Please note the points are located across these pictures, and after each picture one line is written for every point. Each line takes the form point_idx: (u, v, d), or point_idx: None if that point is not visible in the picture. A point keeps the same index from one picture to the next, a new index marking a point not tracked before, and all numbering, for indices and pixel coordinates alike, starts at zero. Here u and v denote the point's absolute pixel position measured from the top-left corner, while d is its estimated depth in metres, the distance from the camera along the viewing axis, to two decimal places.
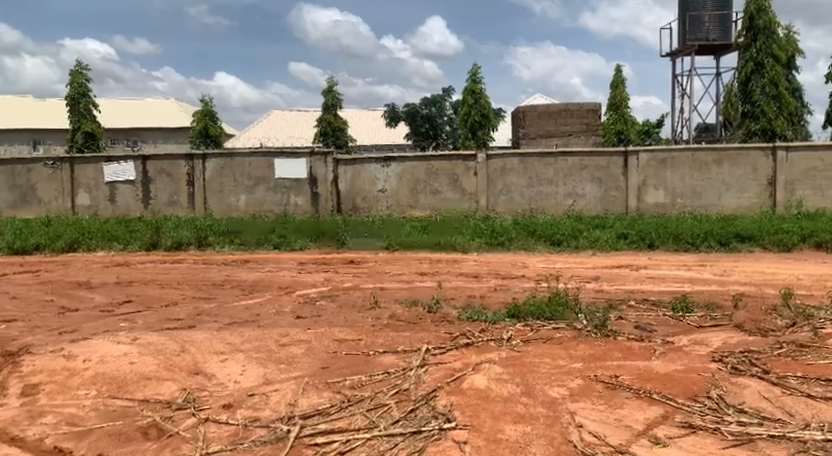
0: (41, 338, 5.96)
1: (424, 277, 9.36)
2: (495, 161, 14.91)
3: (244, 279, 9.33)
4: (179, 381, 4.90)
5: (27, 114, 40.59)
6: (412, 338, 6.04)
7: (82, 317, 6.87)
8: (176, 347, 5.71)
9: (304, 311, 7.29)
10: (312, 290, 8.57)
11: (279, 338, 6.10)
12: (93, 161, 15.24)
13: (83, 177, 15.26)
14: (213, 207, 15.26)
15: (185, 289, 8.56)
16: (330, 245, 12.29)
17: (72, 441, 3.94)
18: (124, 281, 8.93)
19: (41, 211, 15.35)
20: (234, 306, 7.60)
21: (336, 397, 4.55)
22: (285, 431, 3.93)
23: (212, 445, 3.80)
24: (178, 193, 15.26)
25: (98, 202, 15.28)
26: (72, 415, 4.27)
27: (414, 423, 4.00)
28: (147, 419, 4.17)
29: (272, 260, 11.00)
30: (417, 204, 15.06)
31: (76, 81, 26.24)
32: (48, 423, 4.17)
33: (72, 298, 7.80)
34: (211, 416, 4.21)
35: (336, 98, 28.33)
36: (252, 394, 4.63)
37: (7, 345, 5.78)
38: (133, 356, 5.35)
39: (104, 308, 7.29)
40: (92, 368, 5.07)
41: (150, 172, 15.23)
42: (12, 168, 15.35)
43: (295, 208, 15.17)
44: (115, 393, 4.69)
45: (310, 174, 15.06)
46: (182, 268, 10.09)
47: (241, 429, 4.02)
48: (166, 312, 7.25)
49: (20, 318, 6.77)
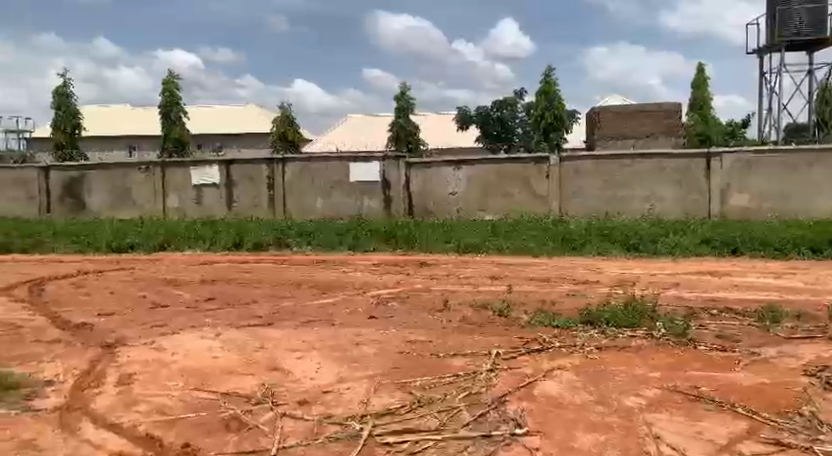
0: (134, 332, 6.35)
1: (495, 280, 9.34)
2: (569, 163, 14.66)
3: (319, 279, 9.61)
4: (258, 377, 5.12)
5: (121, 122, 43.16)
6: (483, 342, 6.05)
7: (171, 312, 7.29)
8: (256, 343, 5.97)
9: (377, 312, 7.43)
10: (384, 291, 8.71)
11: (353, 337, 6.25)
12: (182, 166, 16.04)
13: (174, 180, 16.08)
14: (291, 210, 15.76)
15: (264, 287, 8.91)
16: (401, 247, 12.44)
17: (162, 428, 4.16)
18: (208, 279, 9.39)
19: (136, 213, 16.22)
20: (309, 305, 7.83)
21: (407, 397, 4.63)
22: (357, 429, 4.04)
23: (289, 439, 3.95)
24: (259, 196, 15.84)
25: (186, 204, 16.06)
26: (163, 405, 4.54)
27: (485, 427, 4.02)
28: (229, 412, 4.37)
29: (345, 261, 11.26)
30: (488, 207, 15.00)
31: (169, 90, 27.87)
32: (139, 411, 4.42)
33: (162, 294, 8.28)
34: (288, 412, 4.37)
35: (409, 102, 28.89)
36: (327, 392, 4.78)
37: (105, 336, 6.20)
38: (216, 352, 5.64)
39: (190, 305, 7.70)
40: (180, 362, 5.37)
41: (234, 175, 15.90)
42: (110, 172, 16.29)
43: (368, 210, 15.48)
44: (200, 385, 4.94)
45: (382, 177, 15.35)
46: (262, 268, 10.49)
47: (316, 425, 4.16)
48: (247, 309, 7.58)
49: (116, 311, 7.25)
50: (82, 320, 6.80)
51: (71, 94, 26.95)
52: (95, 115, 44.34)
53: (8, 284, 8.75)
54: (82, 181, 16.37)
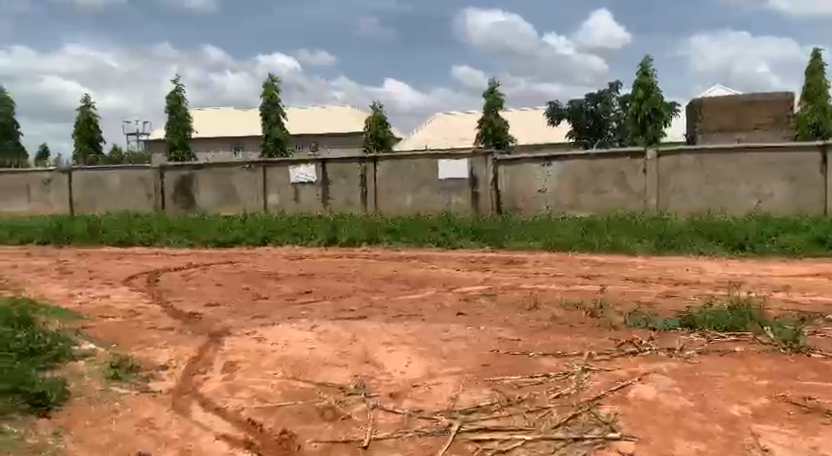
0: (237, 322, 6.73)
1: (587, 280, 9.13)
2: (667, 158, 14.06)
3: (409, 274, 9.76)
4: (351, 368, 5.28)
5: (225, 124, 45.54)
6: (575, 342, 5.94)
7: (271, 304, 7.66)
8: (349, 336, 6.16)
9: (465, 309, 7.46)
10: (473, 288, 8.73)
11: (442, 333, 6.32)
12: (281, 165, 16.74)
13: (274, 179, 16.79)
14: (383, 207, 16.06)
15: (356, 282, 9.16)
16: (489, 244, 12.40)
17: (262, 414, 4.38)
18: (305, 273, 9.77)
19: (239, 210, 17.03)
20: (399, 300, 7.99)
21: (496, 395, 4.63)
22: (446, 425, 4.09)
23: (380, 431, 4.04)
24: (353, 194, 16.26)
25: (285, 201, 16.72)
26: (263, 392, 4.78)
27: (576, 429, 3.96)
28: (324, 402, 4.54)
29: (434, 257, 11.36)
30: (580, 204, 14.64)
31: (269, 93, 29.29)
32: (242, 397, 4.69)
33: (262, 287, 8.71)
34: (380, 404, 4.48)
35: (498, 99, 28.53)
36: (417, 386, 4.87)
37: (212, 325, 6.61)
38: (311, 343, 5.87)
39: (288, 297, 8.05)
40: (279, 352, 5.63)
41: (329, 173, 16.41)
42: (216, 171, 17.19)
43: (456, 207, 15.51)
44: (297, 374, 5.16)
45: (471, 174, 15.34)
46: (354, 263, 10.80)
47: (406, 419, 4.24)
48: (340, 302, 7.84)
49: (221, 302, 7.70)
50: (191, 309, 7.28)
51: (182, 99, 28.76)
52: (201, 118, 47.02)
53: (128, 274, 9.50)
54: (191, 180, 17.34)
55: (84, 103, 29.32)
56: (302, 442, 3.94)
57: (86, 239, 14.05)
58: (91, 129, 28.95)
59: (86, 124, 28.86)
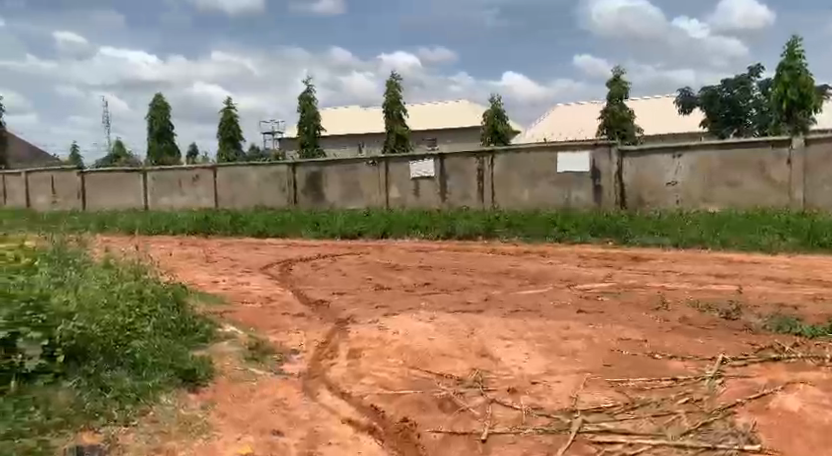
0: (361, 311, 6.98)
1: (721, 279, 8.55)
2: (817, 148, 12.74)
3: (529, 269, 9.65)
4: (469, 361, 5.32)
5: (350, 122, 47.29)
6: (706, 346, 5.60)
7: (392, 294, 7.88)
8: (467, 329, 6.20)
9: (586, 306, 7.26)
10: (595, 285, 8.47)
11: (562, 330, 6.19)
12: (402, 160, 17.10)
13: (395, 173, 17.19)
14: (501, 201, 15.95)
15: (474, 275, 9.19)
16: (612, 239, 11.97)
17: (384, 401, 4.52)
18: (424, 266, 9.94)
19: (362, 204, 17.61)
20: (518, 295, 7.91)
21: (619, 397, 4.47)
22: (566, 424, 4.01)
23: (499, 426, 4.05)
24: (471, 188, 16.28)
25: (405, 196, 17.09)
26: (385, 380, 4.94)
27: (708, 438, 3.74)
28: (443, 393, 4.61)
29: (555, 252, 11.15)
30: (714, 198, 13.73)
31: (392, 91, 29.99)
32: (365, 384, 4.86)
33: (384, 277, 8.98)
34: (498, 398, 4.49)
35: (621, 89, 27.29)
36: (536, 382, 4.82)
37: (338, 313, 6.93)
38: (431, 334, 5.97)
39: (408, 288, 8.24)
40: (399, 342, 5.79)
41: (447, 168, 16.55)
42: (342, 168, 17.87)
43: (577, 202, 15.08)
44: (417, 364, 5.27)
45: (593, 166, 14.81)
46: (473, 256, 10.85)
47: (524, 415, 4.21)
48: (459, 295, 7.91)
49: (346, 291, 8.04)
50: (319, 297, 7.68)
51: (313, 99, 30.14)
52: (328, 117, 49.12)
53: (264, 263, 10.16)
54: (320, 176, 18.15)
55: (225, 105, 31.60)
56: (422, 432, 4.02)
57: (229, 231, 15.24)
58: (231, 128, 31.14)
59: (227, 124, 31.06)
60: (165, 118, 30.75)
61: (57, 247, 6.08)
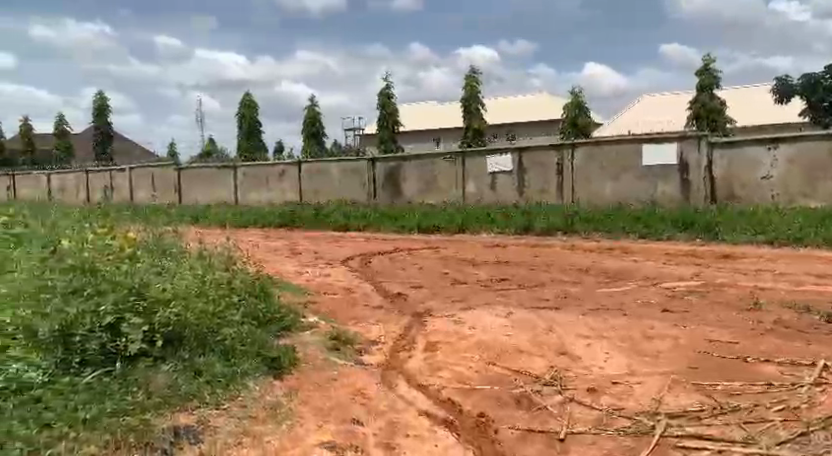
0: (438, 304, 7.02)
1: (821, 279, 8.01)
2: None
3: (610, 266, 9.39)
4: (547, 358, 5.25)
5: (429, 118, 47.50)
6: (803, 350, 5.27)
7: (469, 289, 7.87)
8: (545, 325, 6.11)
9: (671, 305, 6.99)
10: (681, 283, 8.14)
11: (645, 330, 6.00)
12: (480, 154, 17.01)
13: (472, 168, 17.13)
14: (581, 196, 15.59)
15: (553, 272, 9.04)
16: (700, 236, 11.46)
17: (461, 396, 4.52)
18: (502, 261, 9.86)
19: (440, 198, 17.64)
20: (599, 292, 7.72)
21: (706, 401, 4.29)
22: (649, 427, 3.89)
23: (578, 426, 3.97)
24: (550, 182, 16.00)
25: (482, 191, 17.00)
26: (462, 374, 4.95)
27: (806, 448, 3.52)
28: (520, 390, 4.57)
29: (638, 249, 10.79)
30: (814, 193, 12.87)
31: (470, 85, 29.85)
32: (442, 378, 4.88)
33: (461, 272, 8.98)
34: (577, 398, 4.41)
35: (712, 79, 26.06)
36: (617, 383, 4.69)
37: (415, 306, 7.00)
38: (508, 330, 5.93)
39: (485, 283, 8.21)
40: (476, 337, 5.79)
41: (525, 162, 16.34)
42: (420, 163, 17.97)
43: (662, 197, 14.53)
44: (494, 360, 5.24)
45: (681, 159, 14.20)
46: (552, 252, 10.67)
47: (604, 416, 4.11)
48: (537, 291, 7.80)
49: (424, 285, 8.11)
50: (397, 290, 7.78)
51: (392, 96, 30.45)
52: (407, 113, 49.53)
53: (345, 256, 10.40)
54: (399, 171, 18.32)
55: (308, 103, 32.46)
56: (499, 428, 3.99)
57: (313, 224, 15.69)
58: (314, 125, 31.98)
59: (310, 121, 31.90)
60: (252, 116, 31.97)
61: (155, 239, 6.45)
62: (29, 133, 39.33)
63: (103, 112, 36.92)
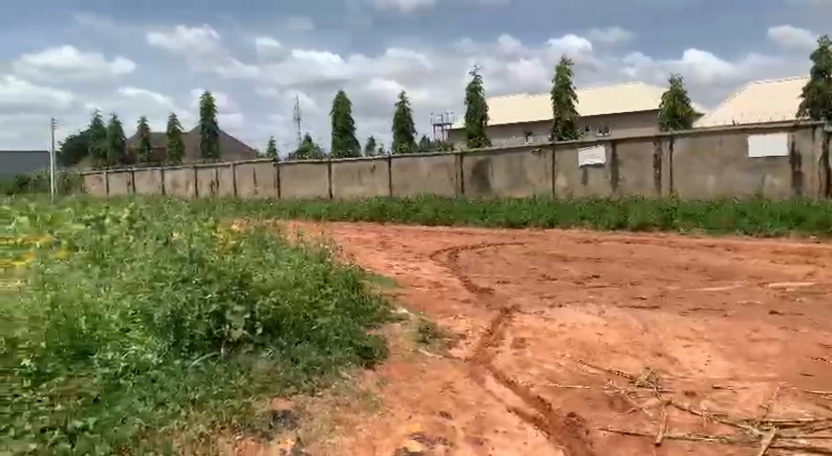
0: (528, 300, 6.94)
1: None
2: None
3: (711, 264, 8.93)
4: (642, 359, 5.07)
5: (519, 111, 46.88)
6: None
7: (559, 285, 7.73)
8: (640, 325, 5.90)
9: (779, 307, 6.56)
10: (791, 284, 7.61)
11: (750, 333, 5.66)
12: (571, 147, 16.60)
13: (563, 161, 16.74)
14: (679, 190, 14.89)
15: (649, 269, 8.70)
16: (814, 233, 10.66)
17: (551, 394, 4.45)
18: (594, 257, 9.60)
19: (529, 192, 17.38)
20: (699, 291, 7.36)
21: (820, 412, 3.99)
22: (755, 436, 3.67)
23: (676, 431, 3.81)
24: (646, 175, 15.39)
25: (573, 184, 16.59)
26: (552, 372, 4.87)
27: None
28: (613, 391, 4.44)
29: (743, 246, 10.18)
30: None
31: (562, 76, 29.16)
32: (531, 375, 4.82)
33: (552, 268, 8.83)
34: (675, 402, 4.23)
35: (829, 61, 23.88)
36: (718, 388, 4.46)
37: (504, 302, 6.96)
38: (600, 329, 5.78)
39: (576, 280, 8.03)
40: (567, 334, 5.68)
41: (619, 155, 15.80)
42: (509, 156, 17.77)
43: (770, 191, 13.63)
44: (585, 359, 5.12)
45: (792, 151, 13.26)
46: (648, 249, 10.27)
47: (705, 422, 3.92)
48: (631, 289, 7.55)
49: (513, 280, 8.04)
50: (486, 285, 7.76)
51: (481, 89, 30.30)
52: (497, 107, 49.08)
53: (433, 250, 10.48)
54: (488, 164, 18.20)
55: (398, 99, 32.87)
56: (590, 428, 3.88)
57: (404, 218, 15.90)
58: (404, 121, 32.34)
59: (400, 117, 32.29)
60: (345, 113, 32.75)
61: (256, 231, 6.77)
62: (144, 133, 42.18)
63: (209, 111, 39.06)
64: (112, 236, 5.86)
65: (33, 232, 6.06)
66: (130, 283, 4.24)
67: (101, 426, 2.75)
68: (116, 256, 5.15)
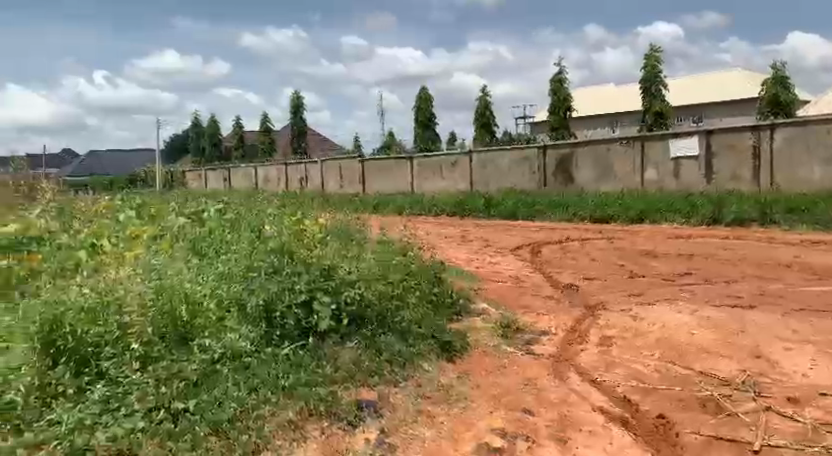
0: (614, 298, 6.76)
1: None
2: None
3: (817, 262, 8.35)
4: (738, 361, 4.82)
5: (605, 102, 45.46)
6: None
7: (648, 283, 7.47)
8: (736, 325, 5.61)
9: None
10: None
11: None
12: (661, 138, 15.94)
13: (652, 153, 16.11)
14: (781, 182, 13.98)
15: (746, 266, 8.25)
16: None
17: (638, 394, 4.30)
18: (686, 253, 9.20)
19: (616, 185, 16.83)
20: (803, 291, 6.91)
21: None
22: None
23: (776, 439, 3.60)
24: (743, 167, 14.56)
25: (664, 177, 15.92)
26: (639, 372, 4.71)
27: None
28: (706, 394, 4.25)
29: None
30: None
31: (652, 65, 28.04)
32: (617, 374, 4.68)
33: (640, 264, 8.54)
34: (775, 408, 3.99)
35: None
36: (825, 394, 4.18)
37: (589, 298, 6.81)
38: (692, 328, 5.54)
39: (666, 277, 7.73)
40: (656, 333, 5.49)
41: (714, 146, 15.03)
42: (595, 148, 17.29)
43: None
44: (675, 359, 4.93)
45: None
46: (746, 245, 9.73)
47: (809, 430, 3.69)
48: (727, 287, 7.18)
49: (598, 277, 7.85)
50: (570, 281, 7.61)
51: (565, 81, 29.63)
52: (582, 99, 47.82)
53: (516, 245, 10.38)
54: (572, 157, 17.78)
55: (481, 93, 32.65)
56: (681, 432, 3.73)
57: (486, 212, 15.83)
58: (487, 115, 32.12)
59: (483, 111, 32.08)
60: (428, 108, 32.91)
61: (342, 225, 6.95)
62: (238, 131, 44.09)
63: (298, 109, 40.37)
64: (210, 229, 6.19)
65: (141, 225, 6.49)
66: (225, 273, 4.46)
67: (200, 409, 2.93)
68: (213, 248, 5.43)
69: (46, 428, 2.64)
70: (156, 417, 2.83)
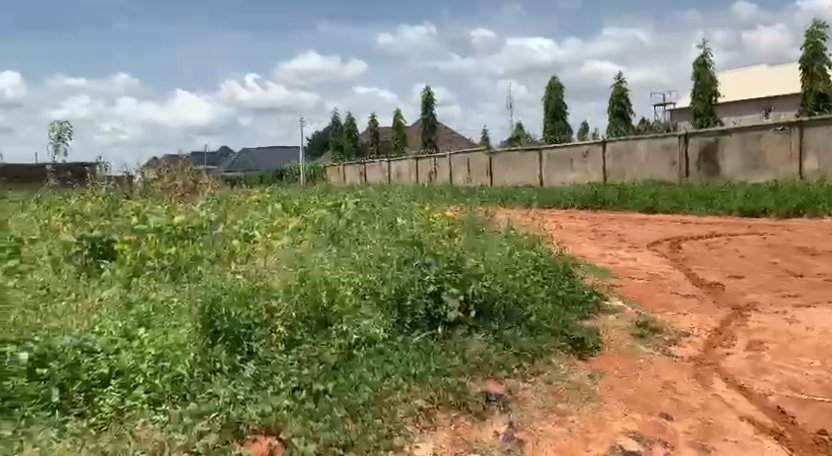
0: (765, 299, 6.22)
1: None
2: None
3: None
4: None
5: (756, 85, 41.79)
6: None
7: (805, 283, 6.80)
8: None
9: None
10: None
11: None
12: (824, 124, 14.34)
13: (813, 140, 14.55)
14: None
15: None
16: None
17: (794, 406, 3.92)
18: None
19: (769, 176, 15.37)
20: None
21: None
22: None
23: None
24: None
25: (826, 167, 14.32)
26: (795, 381, 4.30)
27: None
28: None
29: None
30: None
31: (813, 42, 25.35)
32: (769, 382, 4.30)
33: (796, 263, 7.78)
34: None
35: None
36: None
37: (736, 299, 6.32)
38: None
39: (828, 278, 6.99)
40: (816, 340, 4.98)
41: None
42: (745, 136, 15.92)
43: None
44: None
45: None
46: None
47: None
48: None
49: (747, 275, 7.26)
50: (713, 280, 7.10)
51: (711, 64, 27.59)
52: (729, 83, 44.27)
53: (653, 240, 9.85)
54: (718, 145, 16.47)
55: (615, 81, 31.25)
56: None
57: (620, 205, 15.16)
58: (621, 103, 30.70)
59: (618, 99, 30.72)
60: (559, 98, 32.05)
61: (470, 217, 6.95)
62: (372, 126, 45.60)
63: (428, 103, 40.94)
64: (346, 221, 6.46)
65: (285, 217, 6.90)
66: (360, 262, 4.66)
67: (338, 391, 3.10)
68: (349, 239, 5.67)
69: (207, 400, 2.93)
70: (299, 396, 3.03)
